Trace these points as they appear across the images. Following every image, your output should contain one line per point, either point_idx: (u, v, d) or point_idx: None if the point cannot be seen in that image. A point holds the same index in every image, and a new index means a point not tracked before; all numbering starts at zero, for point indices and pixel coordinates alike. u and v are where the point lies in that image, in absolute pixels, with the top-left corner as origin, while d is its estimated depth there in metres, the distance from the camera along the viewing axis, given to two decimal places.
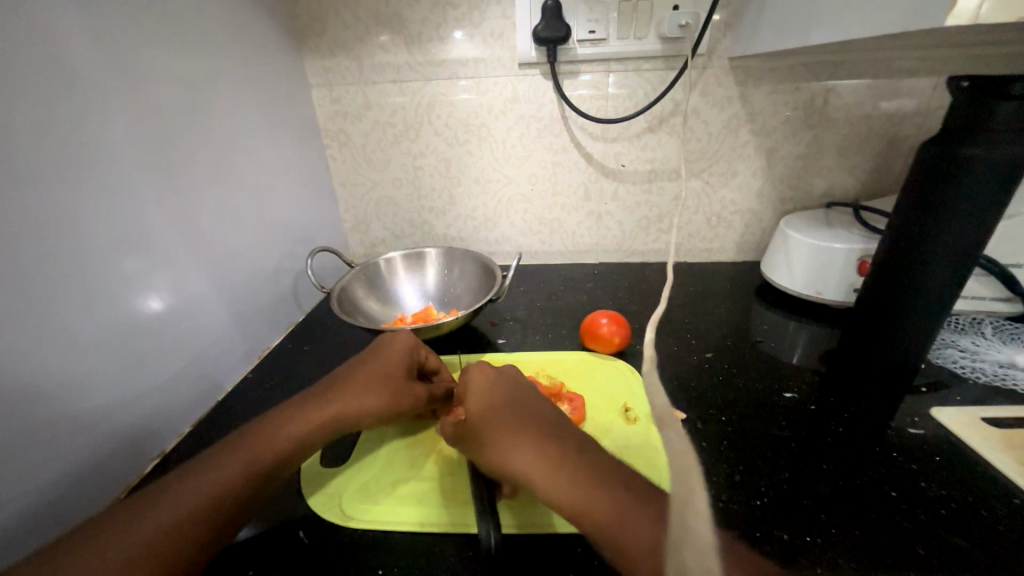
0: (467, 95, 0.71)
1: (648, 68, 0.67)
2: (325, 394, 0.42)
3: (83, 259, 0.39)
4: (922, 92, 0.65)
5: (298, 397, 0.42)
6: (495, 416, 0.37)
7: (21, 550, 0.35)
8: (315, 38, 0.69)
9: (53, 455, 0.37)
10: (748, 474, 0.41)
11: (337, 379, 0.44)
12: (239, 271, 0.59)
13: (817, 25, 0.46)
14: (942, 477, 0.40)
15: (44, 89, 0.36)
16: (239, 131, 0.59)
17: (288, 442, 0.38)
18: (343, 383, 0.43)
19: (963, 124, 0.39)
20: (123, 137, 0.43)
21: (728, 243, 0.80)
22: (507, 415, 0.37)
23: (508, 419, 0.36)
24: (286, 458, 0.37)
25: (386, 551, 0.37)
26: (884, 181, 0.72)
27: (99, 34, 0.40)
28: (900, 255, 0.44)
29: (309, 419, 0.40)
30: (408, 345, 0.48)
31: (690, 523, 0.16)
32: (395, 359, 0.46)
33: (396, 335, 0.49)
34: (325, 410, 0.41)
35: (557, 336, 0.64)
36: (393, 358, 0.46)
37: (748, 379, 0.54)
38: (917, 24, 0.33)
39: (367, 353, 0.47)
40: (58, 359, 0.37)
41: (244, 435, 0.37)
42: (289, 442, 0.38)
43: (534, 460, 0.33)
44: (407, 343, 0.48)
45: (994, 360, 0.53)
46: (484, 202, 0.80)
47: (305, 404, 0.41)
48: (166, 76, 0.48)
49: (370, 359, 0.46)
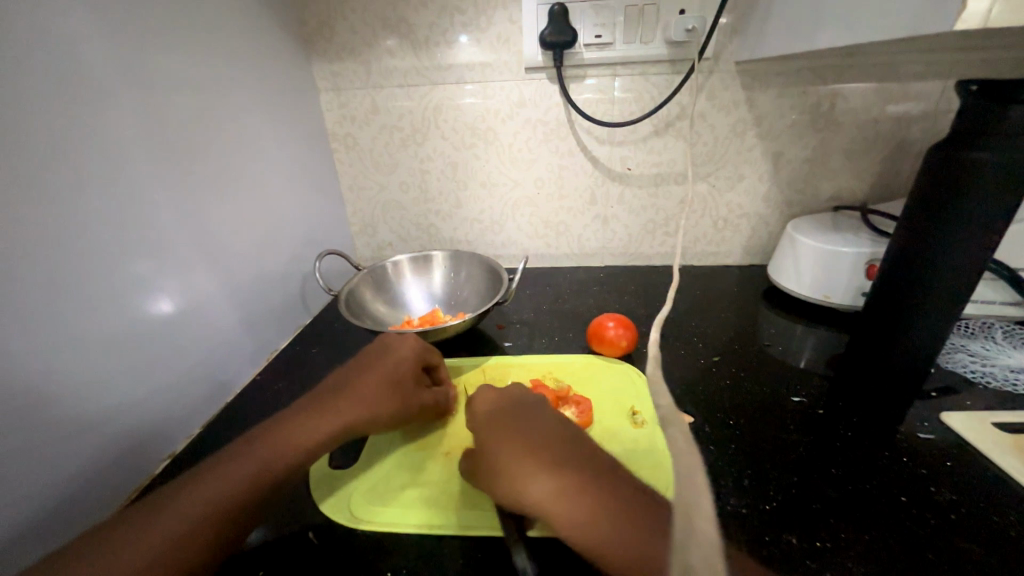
0: (473, 99, 0.71)
1: (654, 72, 0.67)
2: (329, 400, 0.42)
3: (96, 260, 0.40)
4: (930, 96, 0.65)
5: (301, 402, 0.42)
6: (491, 443, 0.38)
7: (34, 549, 0.35)
8: (323, 43, 0.70)
9: (65, 456, 0.38)
10: (757, 479, 0.41)
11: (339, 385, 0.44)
12: (247, 273, 0.60)
13: (824, 30, 0.46)
14: (953, 483, 0.40)
15: (57, 94, 0.37)
16: (247, 135, 0.59)
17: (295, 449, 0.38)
18: (346, 389, 0.43)
19: (972, 128, 0.39)
20: (134, 141, 0.43)
21: (735, 247, 0.80)
22: (500, 437, 0.38)
23: (503, 442, 0.37)
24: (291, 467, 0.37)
25: (394, 553, 0.37)
26: (891, 185, 0.71)
27: (110, 39, 0.41)
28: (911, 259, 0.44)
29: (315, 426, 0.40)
30: (414, 350, 0.48)
31: (696, 522, 0.15)
32: (400, 364, 0.46)
33: (400, 339, 0.49)
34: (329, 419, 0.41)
35: (563, 340, 0.64)
36: (399, 363, 0.46)
37: (756, 383, 0.53)
38: (924, 28, 0.33)
39: (369, 357, 0.47)
40: (71, 360, 0.38)
41: (250, 442, 0.37)
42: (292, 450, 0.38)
43: (535, 486, 0.33)
44: (413, 347, 0.48)
45: (1005, 365, 0.52)
46: (490, 205, 0.80)
47: (309, 412, 0.41)
48: (176, 81, 0.48)
49: (373, 364, 0.46)
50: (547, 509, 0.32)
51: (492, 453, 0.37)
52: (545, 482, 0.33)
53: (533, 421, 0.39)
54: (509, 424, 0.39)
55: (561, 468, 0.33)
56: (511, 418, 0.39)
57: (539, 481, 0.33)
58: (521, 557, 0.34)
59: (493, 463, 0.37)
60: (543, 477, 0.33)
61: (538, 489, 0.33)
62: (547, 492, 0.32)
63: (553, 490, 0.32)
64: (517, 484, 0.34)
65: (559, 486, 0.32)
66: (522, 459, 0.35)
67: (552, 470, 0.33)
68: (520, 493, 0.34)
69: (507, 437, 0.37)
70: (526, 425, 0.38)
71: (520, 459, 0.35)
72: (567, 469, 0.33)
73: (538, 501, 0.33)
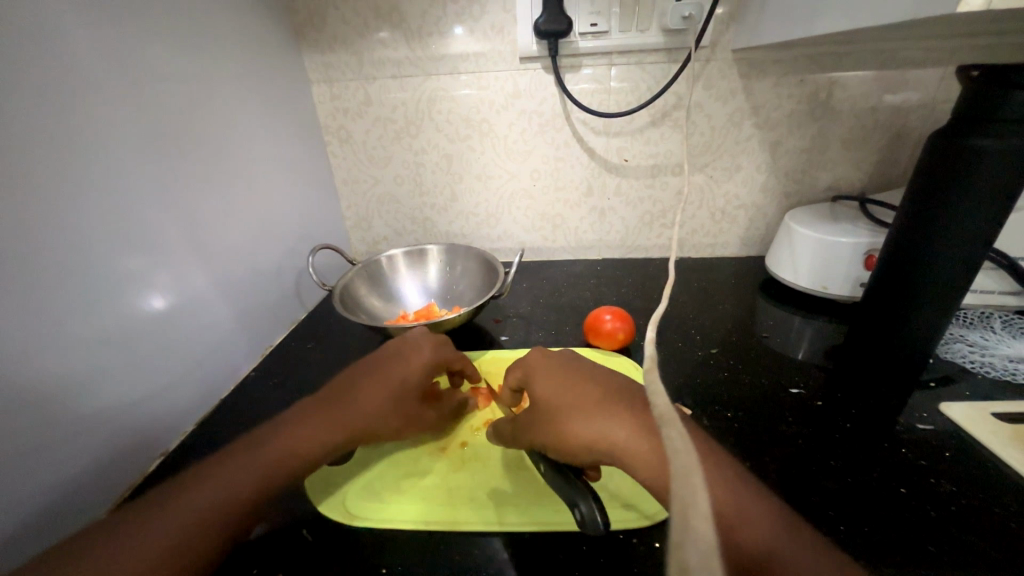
0: (468, 90, 0.70)
1: (651, 61, 0.66)
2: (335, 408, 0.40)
3: (86, 257, 0.39)
4: (929, 83, 0.64)
5: (310, 403, 0.41)
6: (557, 390, 0.37)
7: (28, 548, 0.35)
8: (314, 33, 0.69)
9: (58, 457, 0.37)
10: (756, 471, 0.41)
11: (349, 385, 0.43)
12: (240, 269, 0.59)
13: (824, 16, 0.45)
14: (952, 474, 0.40)
15: (42, 86, 0.36)
16: (237, 129, 0.58)
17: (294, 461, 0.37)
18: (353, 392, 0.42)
19: (976, 113, 0.38)
20: (122, 135, 0.42)
21: (732, 238, 0.80)
22: (566, 385, 0.37)
23: (572, 390, 0.36)
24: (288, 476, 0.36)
25: (390, 549, 0.37)
26: (890, 174, 0.71)
27: (98, 30, 0.40)
28: (909, 250, 0.44)
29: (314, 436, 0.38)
30: (429, 362, 0.45)
31: (692, 517, 0.12)
32: (411, 376, 0.44)
33: (418, 346, 0.46)
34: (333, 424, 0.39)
35: (560, 333, 0.64)
36: (411, 375, 0.44)
37: (754, 375, 0.53)
38: (928, 12, 0.32)
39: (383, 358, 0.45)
40: (63, 358, 0.37)
41: (247, 447, 0.36)
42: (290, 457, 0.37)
43: (617, 426, 0.33)
44: (428, 358, 0.45)
45: (1003, 355, 0.52)
46: (486, 198, 0.79)
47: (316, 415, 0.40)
48: (164, 72, 0.47)
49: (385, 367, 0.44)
50: (632, 449, 0.31)
51: (561, 399, 0.36)
52: (626, 423, 0.33)
53: (595, 372, 0.38)
54: (575, 375, 0.38)
55: (640, 412, 0.33)
56: (576, 370, 0.38)
57: (621, 423, 0.33)
58: (585, 505, 0.32)
59: (563, 409, 0.35)
60: (623, 420, 0.33)
61: (616, 433, 0.33)
62: (631, 431, 0.32)
63: (635, 431, 0.32)
64: (595, 427, 0.33)
65: (639, 428, 0.32)
66: (598, 404, 0.35)
67: (631, 413, 0.33)
68: (600, 435, 0.33)
69: (576, 386, 0.37)
70: (591, 375, 0.38)
71: (586, 405, 0.35)
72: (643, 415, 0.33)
73: (621, 441, 0.32)
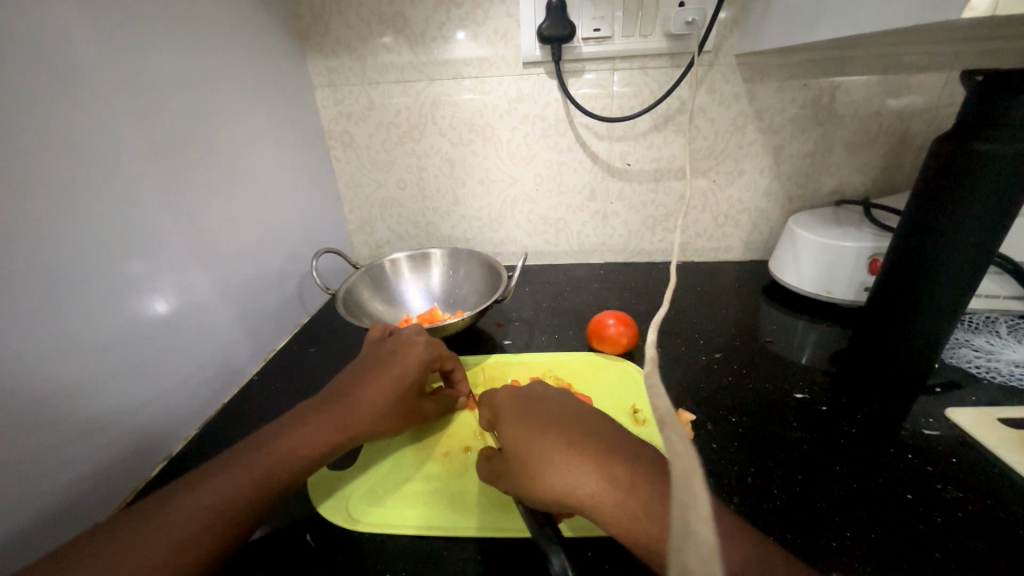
0: (471, 95, 0.71)
1: (653, 66, 0.66)
2: (331, 408, 0.41)
3: (85, 260, 0.39)
4: (933, 88, 0.64)
5: (307, 403, 0.42)
6: (524, 429, 0.35)
7: (29, 554, 0.35)
8: (317, 38, 0.69)
9: (61, 461, 0.37)
10: (761, 477, 0.40)
11: (343, 386, 0.43)
12: (242, 273, 0.59)
13: (826, 22, 0.45)
14: (960, 480, 0.40)
15: (48, 93, 0.36)
16: (241, 133, 0.59)
17: (287, 461, 0.36)
18: (349, 392, 0.42)
19: (977, 120, 0.38)
20: (129, 142, 0.43)
21: (735, 242, 0.80)
22: (529, 419, 0.36)
23: (527, 426, 0.35)
24: (292, 477, 0.36)
25: (392, 555, 0.36)
26: (893, 178, 0.71)
27: (104, 37, 0.41)
28: (910, 269, 0.44)
29: (306, 436, 0.38)
30: (423, 358, 0.45)
31: (693, 526, 0.14)
32: (405, 373, 0.44)
33: (411, 344, 0.46)
34: (329, 424, 0.39)
35: (563, 337, 0.64)
36: (407, 372, 0.44)
37: (758, 381, 0.53)
38: (930, 17, 0.32)
39: (381, 357, 0.45)
40: (64, 362, 0.37)
41: (242, 453, 0.36)
42: (290, 457, 0.37)
43: (562, 463, 0.31)
44: (423, 355, 0.46)
45: (1009, 359, 0.52)
46: (488, 202, 0.80)
47: (312, 417, 0.40)
48: (168, 77, 0.48)
49: (381, 366, 0.44)
50: (599, 501, 0.29)
51: (528, 438, 0.34)
52: (593, 471, 0.30)
53: (564, 410, 0.36)
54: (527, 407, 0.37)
55: (579, 442, 0.32)
56: (539, 405, 0.37)
57: (587, 471, 0.30)
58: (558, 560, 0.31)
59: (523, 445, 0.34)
60: (568, 454, 0.32)
61: (567, 474, 0.31)
62: (598, 484, 0.30)
63: (602, 479, 0.30)
64: (561, 476, 0.31)
65: (609, 477, 0.30)
66: (564, 448, 0.32)
67: (574, 447, 0.32)
68: (568, 488, 0.30)
69: (531, 418, 0.36)
70: (563, 414, 0.35)
71: (538, 441, 0.33)
72: (613, 457, 0.31)
73: (575, 483, 0.30)
